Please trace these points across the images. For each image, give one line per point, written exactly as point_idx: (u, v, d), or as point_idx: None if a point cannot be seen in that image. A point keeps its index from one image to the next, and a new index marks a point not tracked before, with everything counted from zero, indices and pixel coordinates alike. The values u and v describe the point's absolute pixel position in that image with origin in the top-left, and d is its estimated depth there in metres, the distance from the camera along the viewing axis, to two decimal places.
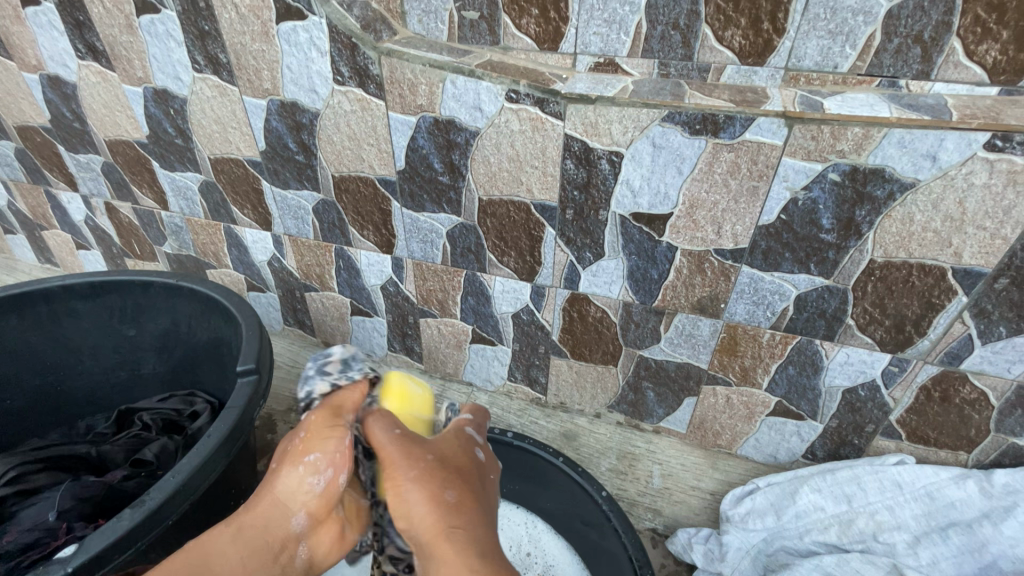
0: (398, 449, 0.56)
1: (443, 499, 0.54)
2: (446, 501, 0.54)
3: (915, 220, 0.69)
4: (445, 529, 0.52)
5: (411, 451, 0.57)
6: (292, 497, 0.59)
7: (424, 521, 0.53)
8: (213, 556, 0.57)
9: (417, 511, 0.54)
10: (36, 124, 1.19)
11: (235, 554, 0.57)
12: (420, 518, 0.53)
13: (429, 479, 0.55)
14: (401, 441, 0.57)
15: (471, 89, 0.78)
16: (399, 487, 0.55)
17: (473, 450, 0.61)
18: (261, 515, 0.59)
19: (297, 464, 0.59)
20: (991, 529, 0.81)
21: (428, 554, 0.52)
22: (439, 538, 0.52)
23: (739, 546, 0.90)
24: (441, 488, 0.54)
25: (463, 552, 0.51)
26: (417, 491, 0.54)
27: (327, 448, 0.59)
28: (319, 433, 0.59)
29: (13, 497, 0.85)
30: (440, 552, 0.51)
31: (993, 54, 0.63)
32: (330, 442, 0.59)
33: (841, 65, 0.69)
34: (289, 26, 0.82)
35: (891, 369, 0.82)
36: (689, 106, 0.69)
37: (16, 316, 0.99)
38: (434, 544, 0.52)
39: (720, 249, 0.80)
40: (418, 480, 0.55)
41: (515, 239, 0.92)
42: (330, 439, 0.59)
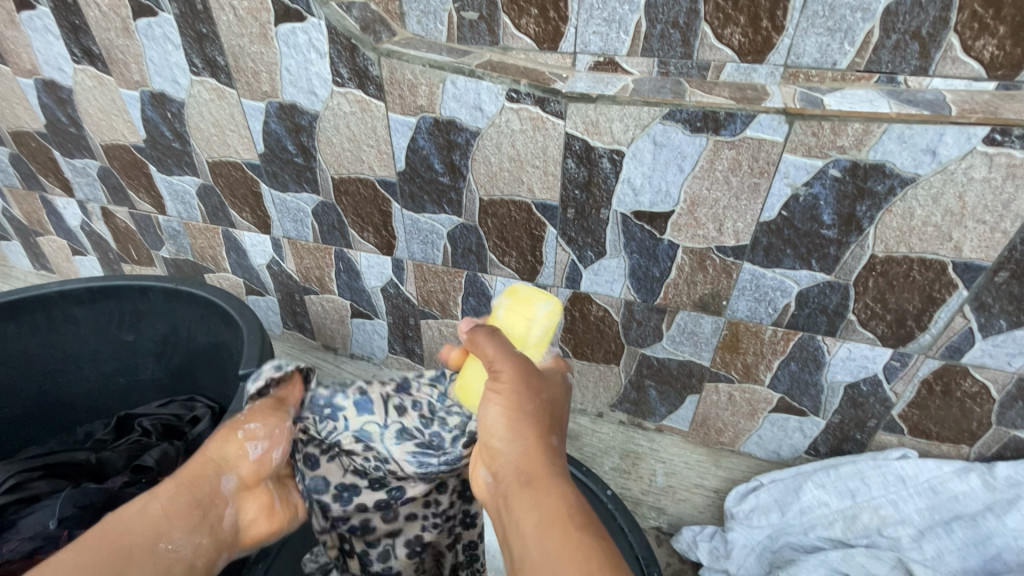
0: (515, 375, 0.57)
1: (547, 440, 0.56)
2: (550, 443, 0.56)
3: (916, 215, 0.69)
4: (544, 466, 0.53)
5: (530, 373, 0.58)
6: (228, 460, 0.65)
7: (526, 450, 0.54)
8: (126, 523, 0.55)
9: (520, 435, 0.55)
10: (31, 129, 1.18)
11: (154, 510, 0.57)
12: (520, 447, 0.55)
13: (536, 413, 0.57)
14: (519, 364, 0.58)
15: (472, 89, 0.78)
16: (502, 416, 0.56)
17: (572, 396, 0.64)
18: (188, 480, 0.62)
19: (237, 429, 0.67)
20: (994, 520, 0.82)
21: (524, 479, 0.53)
22: (539, 466, 0.53)
23: (744, 542, 0.91)
24: (546, 432, 0.56)
25: (561, 490, 0.51)
26: (514, 423, 0.55)
27: (270, 423, 0.68)
28: (263, 413, 0.69)
29: (12, 505, 0.84)
30: (539, 480, 0.52)
31: (990, 49, 0.64)
32: (270, 419, 0.68)
33: (840, 62, 0.69)
34: (288, 28, 0.82)
35: (893, 364, 0.83)
36: (691, 103, 0.69)
37: (14, 322, 0.98)
38: (534, 472, 0.53)
39: (721, 247, 0.80)
40: (525, 416, 0.56)
41: (516, 239, 0.92)
42: (272, 417, 0.68)
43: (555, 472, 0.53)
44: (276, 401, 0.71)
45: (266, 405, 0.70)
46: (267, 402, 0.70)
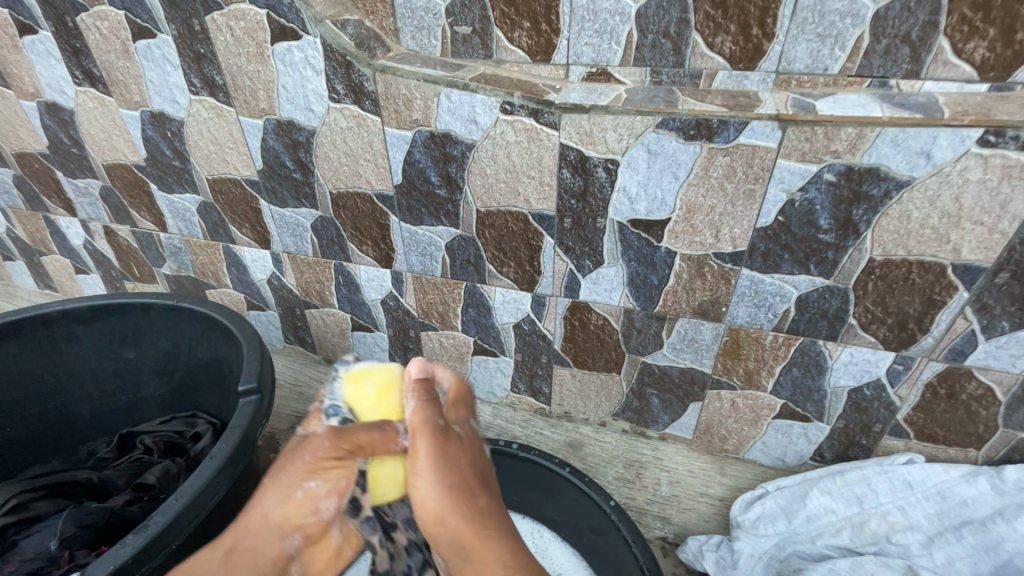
0: (428, 448, 0.53)
1: (472, 502, 0.51)
2: (476, 505, 0.51)
3: (912, 218, 0.69)
4: (479, 534, 0.50)
5: (438, 466, 0.52)
6: (286, 523, 0.53)
7: (459, 527, 0.50)
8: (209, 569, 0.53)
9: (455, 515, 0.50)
10: (35, 150, 1.20)
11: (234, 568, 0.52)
12: (450, 525, 0.50)
13: (456, 487, 0.52)
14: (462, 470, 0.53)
15: (466, 102, 0.78)
16: (446, 507, 0.51)
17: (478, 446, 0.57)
18: (258, 535, 0.53)
19: (295, 489, 0.52)
20: (1005, 526, 0.79)
21: (464, 555, 0.50)
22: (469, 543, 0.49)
23: (751, 552, 0.88)
24: (472, 494, 0.52)
25: (496, 549, 0.50)
26: (455, 494, 0.51)
27: (334, 478, 0.52)
28: (316, 465, 0.52)
29: (13, 526, 0.83)
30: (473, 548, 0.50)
31: (981, 52, 0.64)
32: (327, 470, 0.52)
33: (831, 67, 0.69)
34: (284, 46, 0.83)
35: (896, 368, 0.82)
36: (683, 112, 0.69)
37: (16, 343, 0.98)
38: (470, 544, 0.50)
39: (719, 253, 0.80)
40: (451, 492, 0.51)
41: (514, 249, 0.92)
42: (335, 471, 0.52)
43: (493, 535, 0.50)
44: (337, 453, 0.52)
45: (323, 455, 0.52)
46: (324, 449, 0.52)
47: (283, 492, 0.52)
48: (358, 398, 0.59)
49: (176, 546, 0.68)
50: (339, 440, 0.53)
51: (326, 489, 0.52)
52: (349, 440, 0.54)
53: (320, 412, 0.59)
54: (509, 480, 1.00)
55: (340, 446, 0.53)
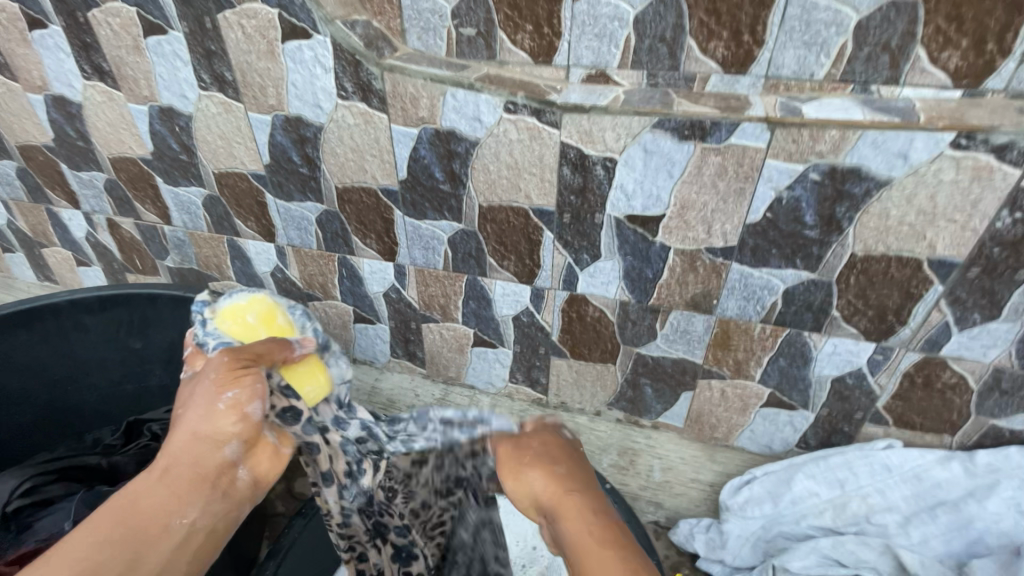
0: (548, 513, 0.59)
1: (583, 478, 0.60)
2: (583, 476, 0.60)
3: (891, 216, 0.73)
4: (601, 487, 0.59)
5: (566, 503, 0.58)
6: (221, 432, 0.62)
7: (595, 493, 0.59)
8: (144, 498, 0.57)
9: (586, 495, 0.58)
10: (39, 143, 1.21)
11: (171, 486, 0.59)
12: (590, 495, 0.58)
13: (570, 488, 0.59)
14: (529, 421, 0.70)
15: (471, 101, 0.82)
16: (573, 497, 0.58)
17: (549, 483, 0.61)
18: (186, 456, 0.61)
19: (217, 402, 0.63)
20: (975, 505, 0.86)
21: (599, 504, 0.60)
22: (562, 496, 0.56)
23: (739, 534, 0.94)
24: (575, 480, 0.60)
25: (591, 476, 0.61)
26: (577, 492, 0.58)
27: (248, 385, 0.65)
28: (228, 378, 0.64)
29: (27, 508, 0.86)
30: (563, 514, 0.55)
31: (955, 61, 0.68)
32: (232, 382, 0.64)
33: (817, 73, 0.74)
34: (294, 45, 0.86)
35: (876, 357, 0.87)
36: (678, 113, 0.73)
37: (24, 331, 1.00)
38: (559, 506, 0.56)
39: (711, 248, 0.84)
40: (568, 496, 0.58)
41: (515, 243, 0.95)
42: (246, 378, 0.65)
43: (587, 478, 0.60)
44: (243, 364, 0.66)
45: (229, 372, 0.64)
46: (230, 367, 0.65)
47: (201, 411, 0.62)
48: (244, 328, 0.76)
49: None
50: (238, 356, 0.67)
51: (253, 392, 0.64)
52: (249, 359, 0.68)
53: (206, 349, 0.73)
54: None
55: (242, 360, 0.67)
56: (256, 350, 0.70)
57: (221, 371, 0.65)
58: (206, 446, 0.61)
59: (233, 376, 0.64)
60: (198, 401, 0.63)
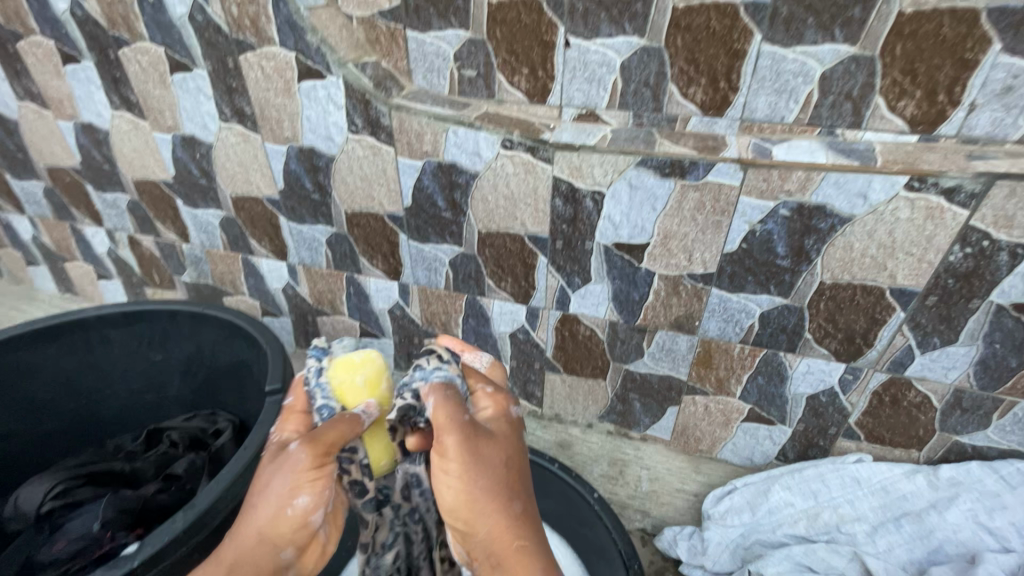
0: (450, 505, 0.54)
1: (509, 507, 0.54)
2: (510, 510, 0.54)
3: (855, 248, 0.80)
4: (515, 542, 0.53)
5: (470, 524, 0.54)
6: (280, 534, 0.52)
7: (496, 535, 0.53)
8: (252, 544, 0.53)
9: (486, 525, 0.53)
10: (67, 165, 1.29)
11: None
12: (491, 525, 0.53)
13: (489, 489, 0.54)
14: (463, 435, 0.55)
15: (471, 138, 0.89)
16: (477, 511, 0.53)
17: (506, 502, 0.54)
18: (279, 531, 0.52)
19: (287, 503, 0.52)
20: (937, 516, 0.91)
21: (496, 562, 0.53)
22: (510, 550, 0.52)
23: (719, 540, 0.99)
24: (508, 497, 0.54)
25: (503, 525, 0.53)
26: (491, 502, 0.53)
27: (321, 488, 0.54)
28: (307, 475, 0.54)
29: (59, 509, 0.94)
30: (510, 563, 0.52)
31: (911, 109, 0.75)
32: (314, 476, 0.54)
33: (787, 117, 0.81)
34: (310, 84, 0.93)
35: (846, 377, 0.93)
36: (659, 153, 0.80)
37: (53, 345, 1.07)
38: (505, 557, 0.52)
39: (692, 274, 0.91)
40: (485, 489, 0.53)
41: (511, 266, 1.02)
42: (321, 481, 0.54)
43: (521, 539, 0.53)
44: (318, 458, 0.55)
45: (314, 466, 0.54)
46: (312, 453, 0.55)
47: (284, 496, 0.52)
48: (350, 390, 0.67)
49: (217, 523, 0.76)
50: (319, 446, 0.55)
51: (320, 496, 0.53)
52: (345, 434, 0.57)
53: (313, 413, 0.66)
54: None
55: (319, 455, 0.55)
56: (327, 437, 0.56)
57: (300, 466, 0.54)
58: (263, 547, 0.52)
59: (317, 471, 0.54)
60: (282, 470, 0.53)
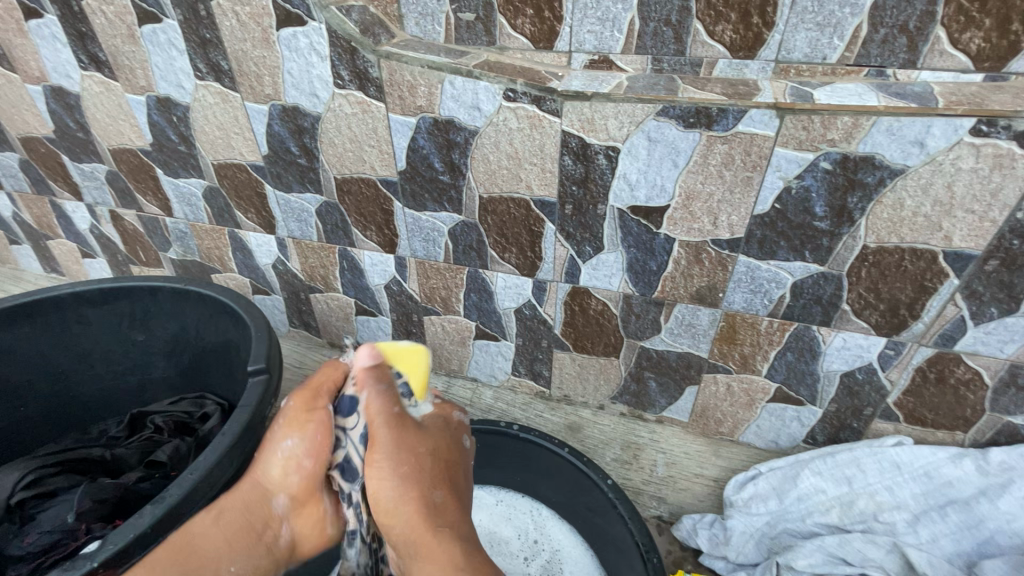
0: (391, 438, 0.69)
1: (428, 498, 0.67)
2: (432, 499, 0.68)
3: (906, 206, 0.70)
4: (433, 530, 0.65)
5: (404, 463, 0.68)
6: (275, 483, 0.70)
7: (411, 522, 0.66)
8: (194, 540, 0.66)
9: (405, 504, 0.67)
10: (40, 134, 1.20)
11: (218, 535, 0.67)
12: (409, 517, 0.66)
13: (420, 514, 0.66)
14: (392, 425, 0.69)
15: (469, 89, 0.79)
16: (399, 509, 0.67)
17: (429, 493, 0.68)
18: (247, 500, 0.69)
19: (279, 451, 0.70)
20: (987, 505, 0.83)
21: (414, 551, 0.65)
22: (426, 535, 0.65)
23: (744, 530, 0.93)
24: (431, 488, 0.68)
25: (435, 537, 0.65)
26: (412, 498, 0.67)
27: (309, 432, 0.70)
28: (295, 422, 0.70)
29: (31, 500, 0.87)
30: (423, 552, 0.64)
31: (977, 41, 0.65)
32: (299, 422, 0.70)
33: (830, 57, 0.71)
34: (289, 32, 0.83)
35: (887, 353, 0.84)
36: (684, 99, 0.70)
37: (27, 324, 1.00)
38: (420, 543, 0.65)
39: (716, 240, 0.82)
40: (409, 475, 0.68)
41: (516, 235, 0.93)
42: (310, 424, 0.70)
43: (440, 528, 0.66)
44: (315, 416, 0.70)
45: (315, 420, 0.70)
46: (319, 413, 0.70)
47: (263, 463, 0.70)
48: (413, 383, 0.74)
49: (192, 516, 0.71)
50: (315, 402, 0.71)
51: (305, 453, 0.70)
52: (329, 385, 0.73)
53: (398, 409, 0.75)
54: (505, 456, 1.02)
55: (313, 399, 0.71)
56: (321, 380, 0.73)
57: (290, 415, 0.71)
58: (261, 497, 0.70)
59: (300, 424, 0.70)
60: (280, 427, 0.70)
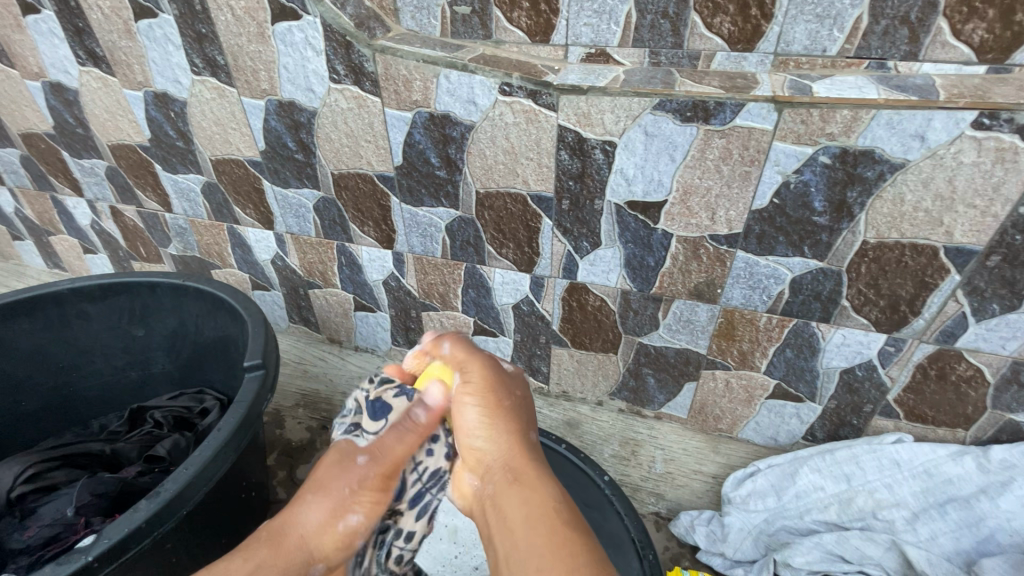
0: (483, 375, 0.64)
1: (524, 436, 0.62)
2: (528, 437, 0.62)
3: (906, 201, 0.69)
4: (527, 463, 0.60)
5: (490, 394, 0.63)
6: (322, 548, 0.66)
7: (507, 451, 0.61)
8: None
9: (496, 442, 0.61)
10: (40, 130, 1.21)
11: None
12: (506, 446, 0.61)
13: (510, 427, 0.62)
14: (489, 367, 0.65)
15: (465, 83, 0.79)
16: (486, 439, 0.61)
17: (525, 432, 0.62)
18: (290, 553, 0.64)
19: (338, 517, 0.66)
20: (988, 503, 0.82)
21: (512, 478, 0.59)
22: (525, 468, 0.60)
23: (741, 526, 0.92)
24: (525, 429, 0.63)
25: (538, 473, 0.60)
26: (509, 426, 0.62)
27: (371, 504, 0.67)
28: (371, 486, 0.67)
29: (31, 494, 0.87)
30: (525, 479, 0.59)
31: (980, 33, 0.64)
32: (367, 500, 0.67)
33: (830, 49, 0.69)
34: (285, 27, 0.83)
35: (887, 349, 0.83)
36: (680, 93, 0.70)
37: (27, 319, 1.01)
38: (520, 470, 0.60)
39: (714, 235, 0.81)
40: (507, 413, 0.62)
41: (513, 231, 0.93)
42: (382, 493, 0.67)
43: (537, 463, 0.61)
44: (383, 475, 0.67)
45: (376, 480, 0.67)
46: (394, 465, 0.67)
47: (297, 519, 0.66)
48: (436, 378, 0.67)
49: (186, 510, 0.71)
50: (387, 467, 0.66)
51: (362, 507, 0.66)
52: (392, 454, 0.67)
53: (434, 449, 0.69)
54: None
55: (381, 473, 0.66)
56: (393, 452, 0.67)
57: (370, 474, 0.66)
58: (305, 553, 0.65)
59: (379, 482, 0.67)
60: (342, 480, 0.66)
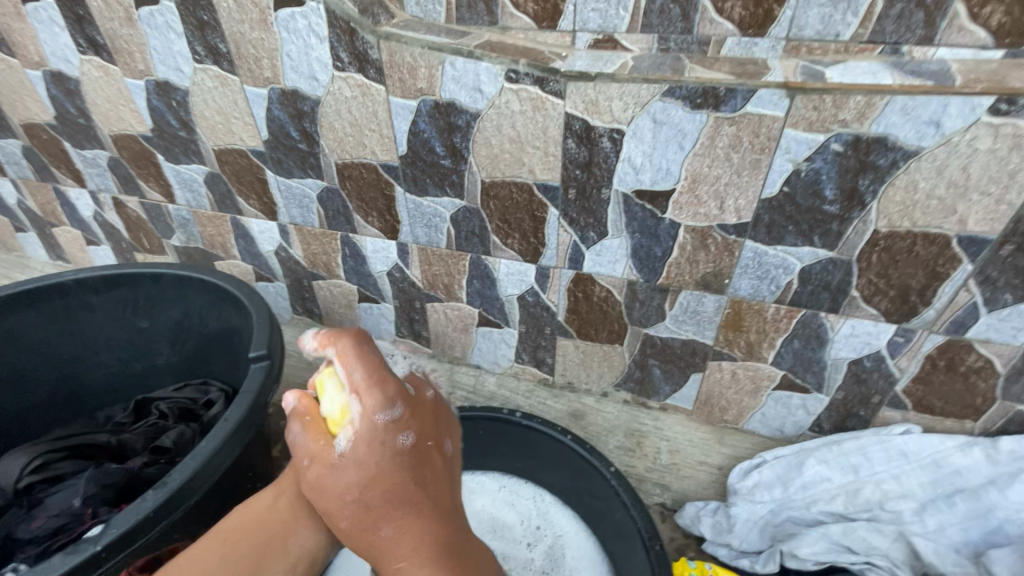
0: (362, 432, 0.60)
1: (395, 451, 0.60)
2: (403, 477, 0.59)
3: (919, 188, 0.68)
4: (398, 512, 0.58)
5: (353, 449, 0.59)
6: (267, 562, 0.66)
7: (362, 503, 0.58)
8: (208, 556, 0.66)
9: (349, 494, 0.59)
10: (42, 121, 1.20)
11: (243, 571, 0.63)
12: (365, 494, 0.58)
13: (379, 475, 0.59)
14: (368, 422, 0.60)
15: (471, 70, 0.78)
16: (347, 497, 0.59)
17: (393, 468, 0.59)
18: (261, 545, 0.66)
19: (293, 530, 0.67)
20: (996, 494, 0.82)
21: (372, 521, 0.58)
22: (381, 514, 0.58)
23: (747, 517, 0.92)
24: (388, 481, 0.59)
25: (417, 513, 0.58)
26: (371, 476, 0.59)
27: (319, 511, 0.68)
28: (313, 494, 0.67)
29: (39, 484, 0.88)
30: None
31: (997, 16, 0.62)
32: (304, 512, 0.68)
33: (843, 33, 0.68)
34: (287, 13, 0.82)
35: (896, 340, 0.83)
36: (690, 80, 0.68)
37: (31, 311, 1.01)
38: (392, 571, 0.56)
39: (723, 225, 0.80)
40: (370, 470, 0.59)
41: (519, 221, 0.92)
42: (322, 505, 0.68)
43: (414, 486, 0.59)
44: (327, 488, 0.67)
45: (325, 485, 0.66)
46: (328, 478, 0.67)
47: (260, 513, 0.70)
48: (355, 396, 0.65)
49: (193, 501, 0.71)
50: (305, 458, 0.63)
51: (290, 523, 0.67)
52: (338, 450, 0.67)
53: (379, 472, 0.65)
54: (506, 443, 1.02)
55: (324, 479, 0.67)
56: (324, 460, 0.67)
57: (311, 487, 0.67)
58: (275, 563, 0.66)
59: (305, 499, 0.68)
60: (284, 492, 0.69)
